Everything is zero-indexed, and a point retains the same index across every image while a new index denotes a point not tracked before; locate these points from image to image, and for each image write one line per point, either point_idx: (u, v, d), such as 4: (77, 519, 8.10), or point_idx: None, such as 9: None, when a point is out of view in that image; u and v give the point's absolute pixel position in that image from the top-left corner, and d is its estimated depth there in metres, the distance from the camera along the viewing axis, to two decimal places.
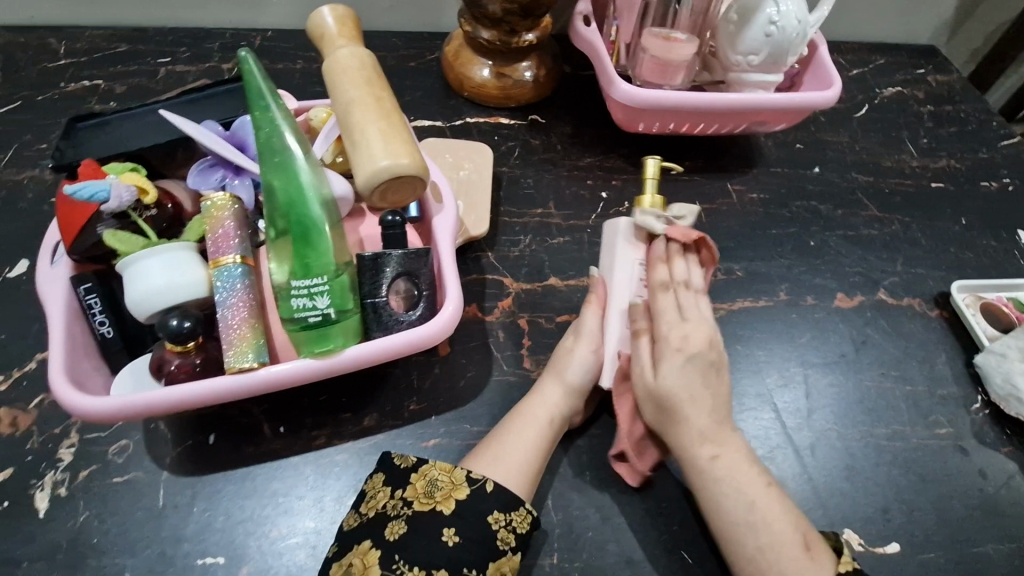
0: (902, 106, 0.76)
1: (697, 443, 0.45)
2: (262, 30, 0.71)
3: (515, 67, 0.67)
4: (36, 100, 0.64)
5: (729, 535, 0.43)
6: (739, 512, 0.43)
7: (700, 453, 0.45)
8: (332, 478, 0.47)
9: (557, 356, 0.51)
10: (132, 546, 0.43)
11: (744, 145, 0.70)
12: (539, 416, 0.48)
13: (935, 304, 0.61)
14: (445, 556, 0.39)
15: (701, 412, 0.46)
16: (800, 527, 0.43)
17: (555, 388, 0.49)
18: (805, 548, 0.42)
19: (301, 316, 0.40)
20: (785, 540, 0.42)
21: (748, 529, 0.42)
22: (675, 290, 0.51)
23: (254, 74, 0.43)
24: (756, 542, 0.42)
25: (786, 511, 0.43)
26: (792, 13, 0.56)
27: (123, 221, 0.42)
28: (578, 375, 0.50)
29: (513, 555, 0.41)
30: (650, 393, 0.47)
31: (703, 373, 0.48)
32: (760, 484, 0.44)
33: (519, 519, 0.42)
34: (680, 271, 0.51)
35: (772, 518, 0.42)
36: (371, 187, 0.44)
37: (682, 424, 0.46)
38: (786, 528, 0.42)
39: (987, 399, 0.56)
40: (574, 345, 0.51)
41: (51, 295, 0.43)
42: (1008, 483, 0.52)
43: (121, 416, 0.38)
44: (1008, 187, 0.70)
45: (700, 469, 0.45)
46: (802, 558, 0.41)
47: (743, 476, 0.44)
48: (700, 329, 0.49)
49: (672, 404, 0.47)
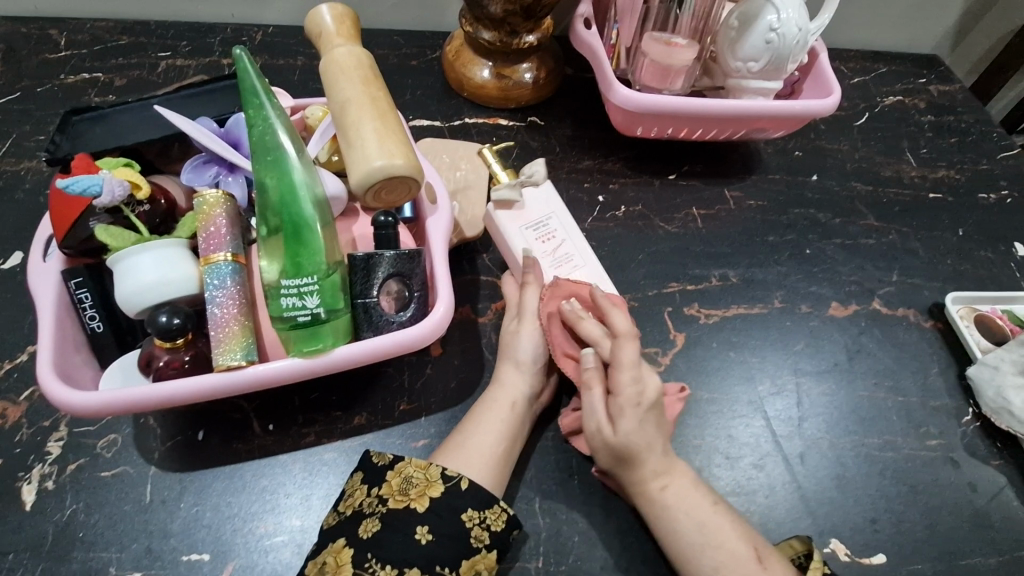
0: (904, 115, 0.76)
1: (650, 475, 0.45)
2: (265, 25, 0.72)
3: (516, 68, 0.67)
4: (35, 91, 0.64)
5: (688, 560, 0.43)
6: (693, 533, 0.43)
7: (651, 485, 0.45)
8: (320, 476, 0.47)
9: (504, 339, 0.51)
10: (118, 541, 0.43)
11: (743, 151, 0.70)
12: (499, 399, 0.48)
13: (929, 315, 0.61)
14: (419, 554, 0.39)
15: (654, 453, 0.45)
16: (751, 540, 0.43)
17: (510, 370, 0.50)
18: (757, 560, 0.42)
19: (291, 315, 0.40)
20: (738, 555, 0.42)
21: (700, 559, 0.42)
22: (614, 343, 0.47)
23: (247, 70, 0.42)
24: (712, 562, 0.42)
25: (735, 525, 0.44)
26: (792, 20, 0.56)
27: (115, 215, 0.42)
28: (529, 351, 0.50)
29: (488, 553, 0.41)
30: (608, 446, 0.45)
31: (657, 421, 0.46)
32: (706, 504, 0.45)
33: (493, 517, 0.42)
34: (621, 321, 0.48)
35: (722, 536, 0.43)
36: (365, 186, 0.44)
37: (637, 466, 0.45)
38: (737, 543, 0.43)
39: (979, 412, 0.55)
40: (519, 327, 0.51)
41: (41, 288, 0.43)
42: (997, 497, 0.51)
43: (109, 412, 0.38)
44: (1007, 199, 0.70)
45: (651, 500, 0.45)
46: (757, 572, 0.41)
47: (691, 501, 0.45)
48: (653, 381, 0.47)
49: (628, 449, 0.45)
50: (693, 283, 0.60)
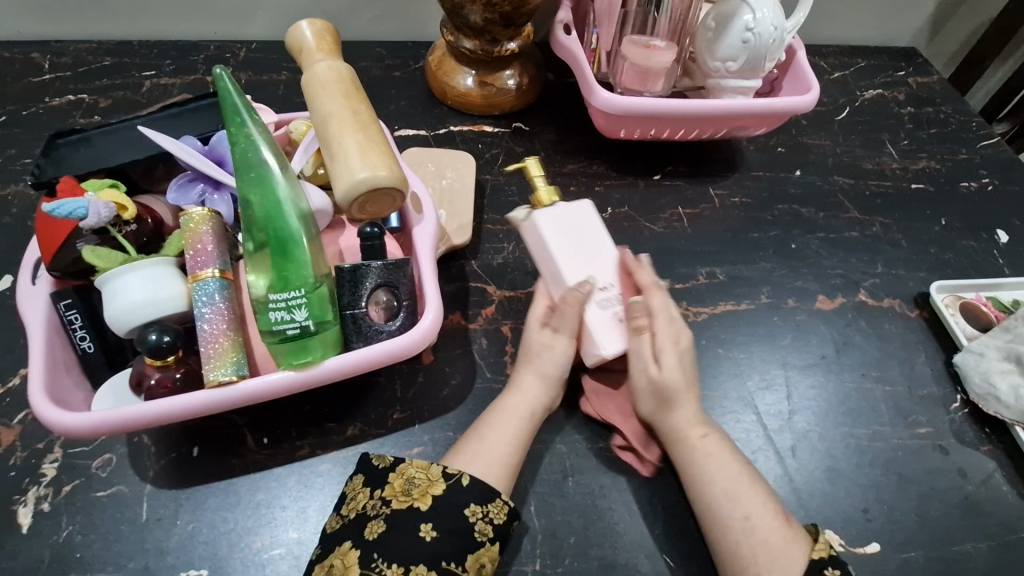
0: (883, 108, 0.77)
1: (689, 424, 0.47)
2: (248, 41, 0.72)
3: (498, 76, 0.68)
4: (21, 115, 0.64)
5: (714, 506, 0.44)
6: (722, 483, 0.44)
7: (692, 433, 0.47)
8: (316, 488, 0.47)
9: (533, 346, 0.50)
10: (115, 560, 0.43)
11: (725, 150, 0.71)
12: (520, 409, 0.48)
13: (914, 304, 0.62)
14: (425, 550, 0.40)
15: (691, 399, 0.48)
16: (777, 503, 0.44)
17: (533, 380, 0.49)
18: (782, 518, 0.43)
19: (279, 328, 0.40)
20: (764, 510, 0.43)
21: (734, 495, 0.44)
22: (661, 292, 0.50)
23: (228, 89, 0.43)
24: (740, 510, 0.43)
25: (763, 487, 0.45)
26: (768, 20, 0.57)
27: (103, 236, 0.43)
28: (558, 365, 0.49)
29: (492, 545, 0.41)
30: (655, 386, 0.47)
31: (693, 368, 0.50)
32: (739, 464, 0.46)
33: (496, 511, 0.42)
34: (647, 277, 0.50)
35: (748, 492, 0.44)
36: (349, 199, 0.44)
37: (677, 408, 0.47)
38: (764, 502, 0.44)
39: (966, 399, 0.56)
40: (553, 338, 0.49)
41: (31, 311, 0.43)
42: (987, 482, 0.52)
43: (101, 432, 0.39)
44: (987, 187, 0.71)
45: (692, 445, 0.46)
46: (781, 527, 0.43)
47: (727, 453, 0.46)
48: (683, 329, 0.50)
49: (668, 389, 0.47)
50: (680, 282, 0.61)
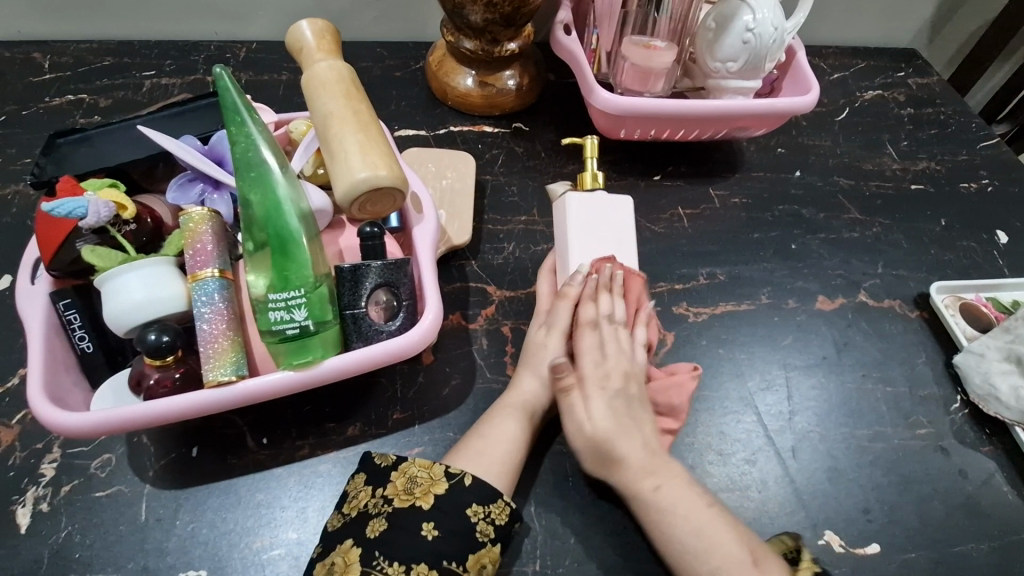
0: (883, 109, 0.77)
1: (638, 476, 0.45)
2: (248, 42, 0.72)
3: (499, 76, 0.68)
4: (21, 115, 0.64)
5: (684, 563, 0.42)
6: (688, 535, 0.42)
7: (642, 486, 0.45)
8: (316, 488, 0.47)
9: (530, 348, 0.52)
10: (114, 561, 0.43)
11: (725, 150, 0.71)
12: (520, 407, 0.48)
13: (915, 305, 0.62)
14: (426, 549, 0.39)
15: (633, 446, 0.46)
16: (747, 541, 0.43)
17: (533, 381, 0.49)
18: (753, 562, 0.41)
19: (279, 328, 0.40)
20: (735, 557, 0.41)
21: (701, 548, 0.42)
22: (600, 327, 0.51)
23: (228, 88, 0.43)
24: (709, 566, 0.41)
25: (731, 526, 0.43)
26: (768, 21, 0.57)
27: (102, 235, 0.43)
28: (553, 365, 0.50)
29: (493, 546, 0.41)
30: (588, 438, 0.47)
31: (629, 408, 0.48)
32: (701, 505, 0.44)
33: (498, 511, 0.42)
34: (601, 308, 0.51)
35: (716, 539, 0.42)
36: (350, 198, 0.44)
37: (623, 459, 0.46)
38: (733, 546, 0.42)
39: (967, 399, 0.56)
40: (546, 338, 0.51)
41: (30, 310, 0.43)
42: (987, 483, 0.52)
43: (101, 432, 0.39)
44: (987, 188, 0.71)
45: (645, 502, 0.44)
46: (755, 571, 0.41)
47: (685, 501, 0.44)
48: (622, 363, 0.50)
49: (601, 439, 0.46)
50: (681, 282, 0.61)
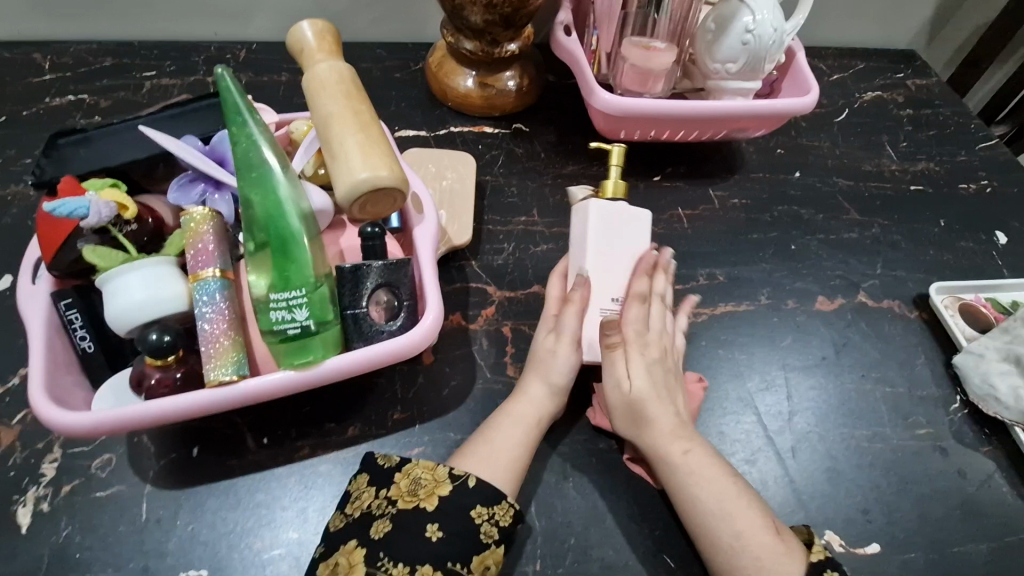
0: (882, 110, 0.77)
1: (671, 440, 0.46)
2: (248, 43, 0.72)
3: (499, 77, 0.67)
4: (21, 115, 0.64)
5: (705, 526, 0.43)
6: (712, 501, 0.43)
7: (673, 450, 0.46)
8: (316, 488, 0.47)
9: (538, 354, 0.51)
10: (115, 561, 0.43)
11: (725, 151, 0.71)
12: (520, 413, 0.48)
13: (914, 306, 0.62)
14: (429, 551, 0.39)
15: (666, 413, 0.48)
16: (767, 515, 0.43)
17: (540, 387, 0.49)
18: (775, 532, 0.42)
19: (280, 328, 0.41)
20: (757, 526, 0.42)
21: (723, 513, 0.43)
22: (648, 304, 0.52)
23: (229, 89, 0.43)
24: (733, 529, 0.42)
25: (752, 502, 0.44)
26: (767, 22, 0.57)
27: (103, 235, 0.43)
28: (563, 373, 0.49)
29: (497, 548, 0.41)
30: (627, 398, 0.48)
31: (666, 378, 0.50)
32: (726, 478, 0.45)
33: (502, 513, 0.42)
34: (647, 286, 0.52)
35: (739, 508, 0.43)
36: (350, 199, 0.44)
37: (654, 425, 0.47)
38: (754, 517, 0.43)
39: (966, 400, 0.56)
40: (557, 345, 0.50)
41: (31, 310, 0.43)
42: (987, 483, 0.52)
43: (102, 431, 0.39)
44: (986, 189, 0.71)
45: (672, 464, 0.45)
46: (775, 542, 0.42)
47: (711, 468, 0.45)
48: (661, 339, 0.51)
49: (639, 402, 0.48)
50: (680, 283, 0.61)
